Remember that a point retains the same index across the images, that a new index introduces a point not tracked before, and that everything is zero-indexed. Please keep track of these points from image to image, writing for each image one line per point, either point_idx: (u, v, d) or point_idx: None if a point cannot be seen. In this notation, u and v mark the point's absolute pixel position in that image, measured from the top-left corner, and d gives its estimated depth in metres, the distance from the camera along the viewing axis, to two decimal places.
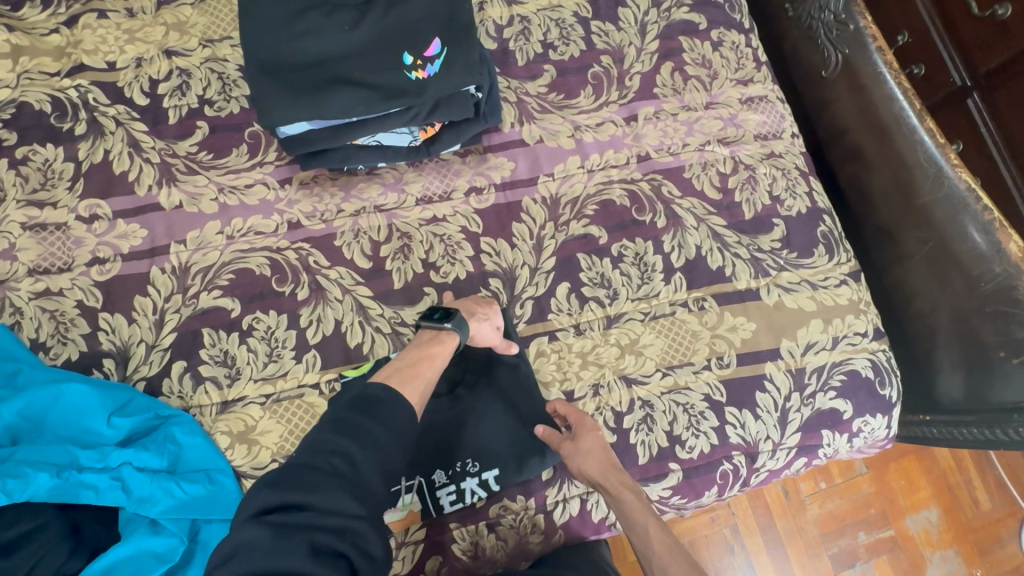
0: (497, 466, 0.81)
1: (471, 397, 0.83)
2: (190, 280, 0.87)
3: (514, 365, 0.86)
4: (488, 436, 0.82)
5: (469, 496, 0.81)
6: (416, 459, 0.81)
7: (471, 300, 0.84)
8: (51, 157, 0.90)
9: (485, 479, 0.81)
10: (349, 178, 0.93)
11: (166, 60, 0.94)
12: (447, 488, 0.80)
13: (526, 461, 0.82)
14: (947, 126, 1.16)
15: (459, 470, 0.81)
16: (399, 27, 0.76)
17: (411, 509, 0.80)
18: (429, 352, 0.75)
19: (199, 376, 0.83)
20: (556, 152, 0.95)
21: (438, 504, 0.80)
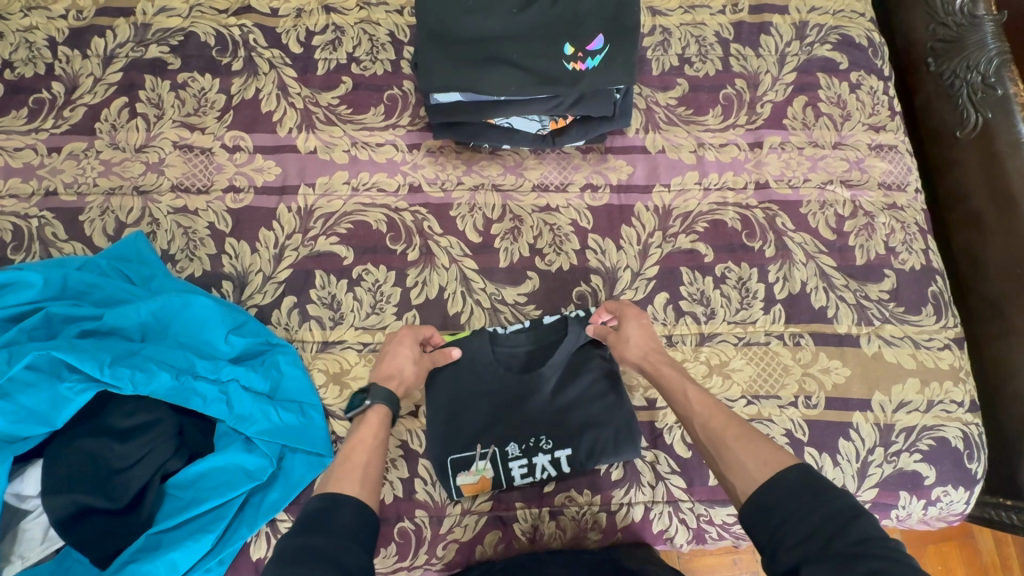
0: (571, 445, 0.82)
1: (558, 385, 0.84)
2: (312, 223, 0.91)
3: (605, 364, 0.86)
4: (569, 424, 0.82)
5: (541, 472, 0.81)
6: (494, 431, 0.82)
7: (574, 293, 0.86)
8: (207, 86, 0.96)
9: (557, 457, 0.81)
10: (474, 154, 0.96)
11: (324, 15, 1.00)
12: (519, 460, 0.81)
13: (604, 449, 0.81)
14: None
15: (533, 445, 0.81)
16: (565, 18, 0.78)
17: (484, 476, 0.80)
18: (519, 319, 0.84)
19: (306, 313, 0.87)
20: (676, 164, 0.96)
21: (509, 475, 0.81)
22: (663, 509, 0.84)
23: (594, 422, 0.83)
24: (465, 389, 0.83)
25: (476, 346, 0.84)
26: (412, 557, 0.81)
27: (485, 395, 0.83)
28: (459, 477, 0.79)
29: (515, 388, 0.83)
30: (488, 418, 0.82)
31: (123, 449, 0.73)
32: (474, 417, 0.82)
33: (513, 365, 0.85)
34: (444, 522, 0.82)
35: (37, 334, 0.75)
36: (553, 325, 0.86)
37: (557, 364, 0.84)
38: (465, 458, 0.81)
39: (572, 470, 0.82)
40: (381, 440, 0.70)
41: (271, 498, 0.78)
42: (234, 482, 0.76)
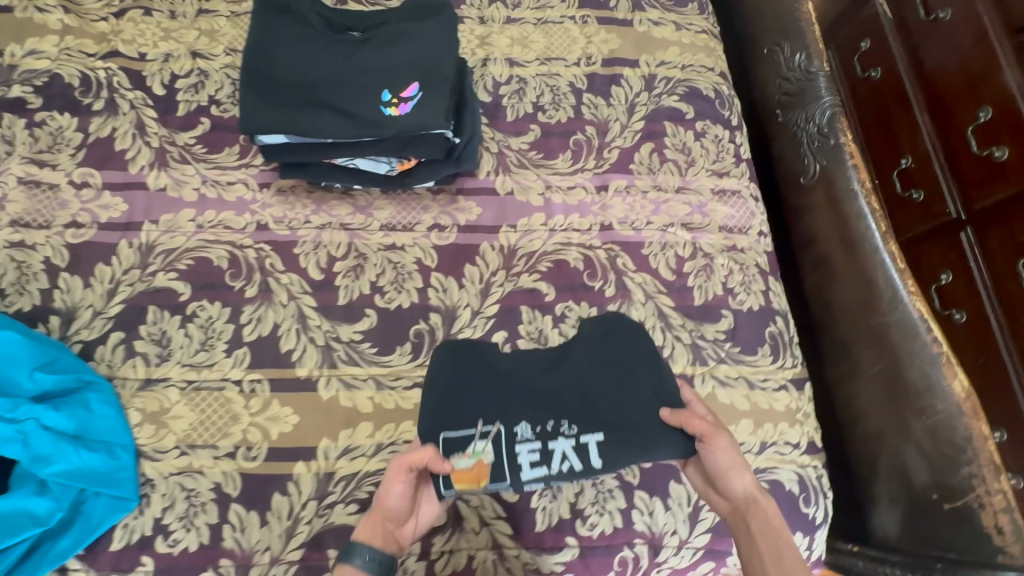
0: (602, 430, 0.71)
1: (587, 370, 0.76)
2: (151, 259, 0.91)
3: (638, 357, 0.78)
4: (600, 413, 0.73)
5: (558, 460, 0.70)
6: (502, 408, 0.72)
7: (606, 325, 0.81)
8: (64, 125, 0.97)
9: (583, 444, 0.71)
10: (324, 193, 0.97)
11: (189, 60, 1.03)
12: (530, 445, 0.71)
13: (639, 441, 0.71)
14: (940, 254, 1.30)
15: (552, 427, 0.71)
16: (384, 67, 0.81)
17: (482, 460, 0.70)
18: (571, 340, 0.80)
19: (132, 350, 0.86)
20: (524, 206, 0.98)
21: (516, 462, 0.70)
22: (488, 556, 0.81)
23: (629, 412, 0.73)
24: (483, 369, 0.76)
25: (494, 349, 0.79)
26: None
27: (505, 386, 0.74)
28: (451, 462, 0.69)
29: (543, 382, 0.75)
30: (497, 396, 0.73)
31: None
32: (488, 399, 0.73)
33: (536, 367, 0.78)
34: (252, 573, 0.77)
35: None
36: (581, 334, 0.81)
37: (582, 361, 0.77)
38: (462, 437, 0.71)
39: (601, 461, 0.71)
40: None
41: (62, 545, 0.74)
42: (15, 528, 0.72)
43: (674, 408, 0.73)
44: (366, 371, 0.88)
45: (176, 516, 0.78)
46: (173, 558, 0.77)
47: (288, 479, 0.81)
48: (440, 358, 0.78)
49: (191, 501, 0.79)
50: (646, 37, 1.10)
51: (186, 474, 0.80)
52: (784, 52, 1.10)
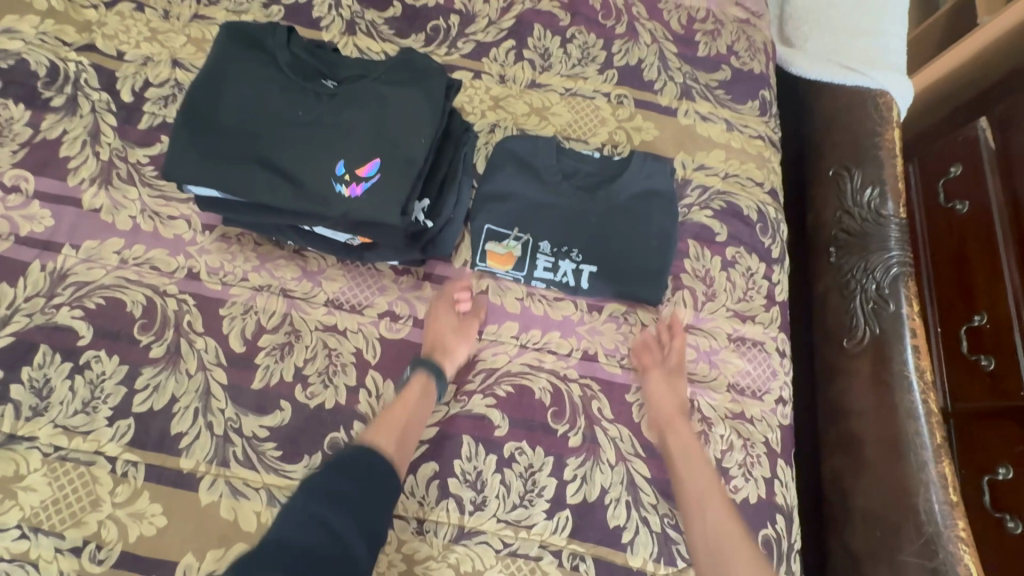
0: (599, 265, 0.82)
1: (599, 224, 0.84)
2: (60, 289, 0.79)
3: (659, 218, 0.85)
4: (604, 251, 0.83)
5: (562, 275, 0.82)
6: (526, 226, 0.83)
7: (638, 181, 0.86)
8: (15, 116, 0.88)
9: (581, 269, 0.82)
10: (273, 249, 0.84)
11: (169, 68, 0.92)
12: (546, 254, 0.82)
13: (628, 280, 0.82)
14: (999, 437, 0.96)
15: (564, 248, 0.83)
16: (346, 130, 0.67)
17: (511, 253, 0.83)
18: (609, 175, 0.87)
19: (5, 395, 0.74)
20: (496, 310, 0.83)
21: (533, 267, 0.82)
22: None
23: (634, 257, 0.83)
24: (519, 193, 0.85)
25: (541, 162, 0.87)
26: None
27: (534, 205, 0.84)
28: (488, 242, 0.82)
29: (570, 204, 0.85)
30: (527, 209, 0.84)
31: None
32: (518, 212, 0.84)
33: (574, 184, 0.86)
34: None
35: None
36: (626, 162, 0.88)
37: (612, 191, 0.86)
38: (500, 232, 0.83)
39: (589, 286, 0.82)
40: (426, 403, 0.75)
41: None
42: None
43: (676, 274, 0.85)
44: (260, 479, 0.72)
45: None
46: None
47: None
48: (500, 149, 0.88)
49: None
50: (689, 132, 0.93)
51: (16, 563, 0.67)
52: (852, 180, 0.91)
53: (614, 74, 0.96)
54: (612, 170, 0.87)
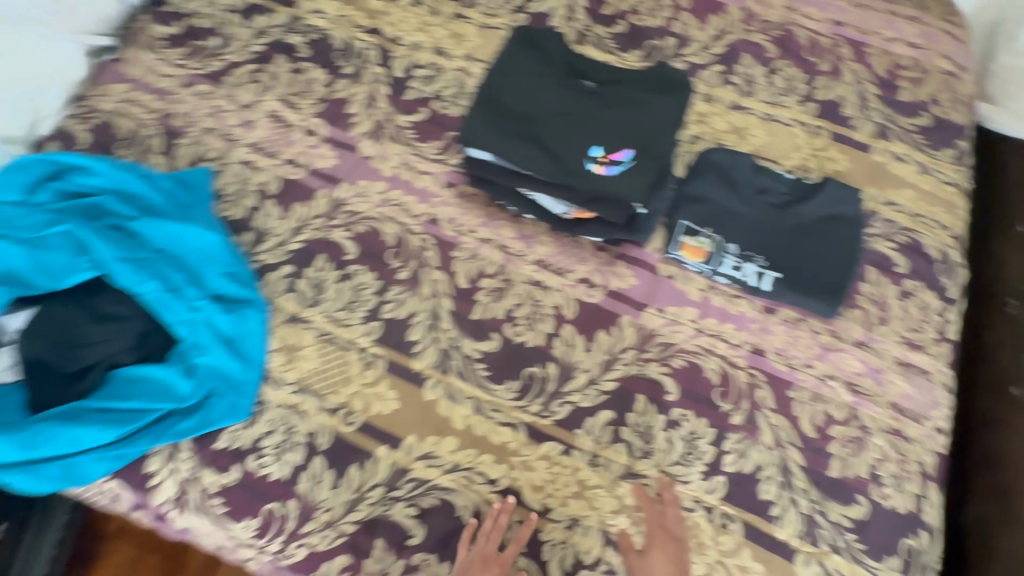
0: (782, 273, 0.92)
1: (787, 237, 0.94)
2: (337, 214, 1.01)
3: (844, 240, 0.93)
4: (788, 261, 0.92)
5: (746, 275, 0.92)
6: (718, 228, 0.95)
7: (828, 204, 0.95)
8: (317, 77, 1.12)
9: (764, 274, 0.92)
10: (497, 211, 1.01)
11: (433, 55, 1.13)
12: (734, 255, 0.93)
13: (809, 290, 0.90)
14: None
15: (751, 253, 0.93)
16: (604, 125, 0.82)
17: (702, 248, 0.94)
18: (802, 195, 0.96)
19: (293, 285, 0.96)
20: (679, 294, 0.94)
21: (721, 264, 0.93)
22: None
23: (816, 271, 0.91)
24: (716, 198, 0.96)
25: (739, 175, 0.98)
26: (266, 541, 0.83)
27: (728, 211, 0.96)
28: (683, 236, 0.94)
29: (762, 216, 0.95)
30: (721, 214, 0.96)
31: (94, 328, 0.83)
32: (713, 215, 0.96)
33: (768, 199, 0.96)
34: (308, 524, 0.83)
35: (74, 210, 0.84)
36: (819, 186, 0.96)
37: (803, 210, 0.95)
38: (694, 229, 0.95)
39: (771, 289, 0.91)
40: (645, 392, 0.88)
41: (183, 425, 0.85)
42: (159, 397, 0.84)
43: (853, 294, 0.92)
44: (471, 391, 0.89)
45: (273, 442, 0.87)
46: (257, 477, 0.85)
47: (368, 456, 0.86)
48: (703, 158, 0.99)
49: (287, 436, 0.87)
50: (881, 169, 0.99)
51: (292, 410, 0.89)
52: None
53: (814, 107, 1.05)
54: (805, 191, 0.97)
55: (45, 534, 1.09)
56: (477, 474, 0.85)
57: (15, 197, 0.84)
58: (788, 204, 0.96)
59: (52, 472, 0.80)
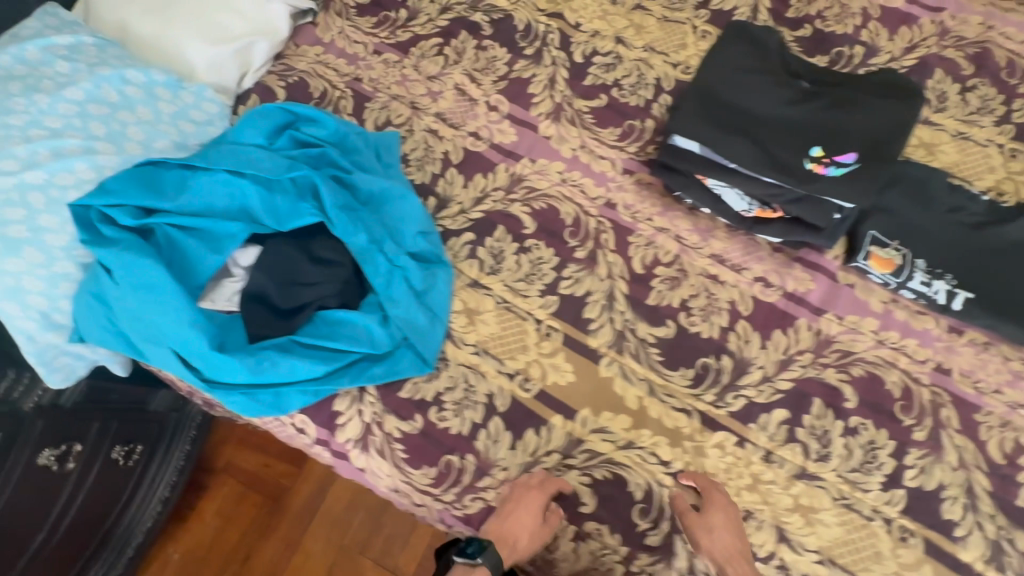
0: (974, 293, 0.90)
1: (982, 258, 0.91)
2: (516, 189, 1.05)
3: None
4: (981, 283, 0.90)
5: (934, 292, 0.91)
6: (907, 242, 0.93)
7: None
8: (499, 56, 1.16)
9: (955, 292, 0.90)
10: (673, 202, 1.03)
11: (613, 43, 1.15)
12: (922, 271, 0.92)
13: (1003, 314, 0.88)
14: None
15: (941, 270, 0.91)
16: (825, 127, 0.84)
17: (889, 260, 0.93)
18: (999, 218, 0.94)
19: (474, 253, 1.00)
20: (859, 304, 0.93)
21: (908, 278, 0.92)
22: None
23: (1012, 296, 0.89)
24: (907, 211, 0.95)
25: (932, 191, 0.96)
26: (442, 489, 0.88)
27: (919, 225, 0.94)
28: (872, 246, 0.93)
29: (954, 234, 0.93)
30: (910, 227, 0.94)
31: (309, 270, 0.89)
32: (902, 228, 0.94)
33: (961, 218, 0.94)
34: (484, 478, 0.88)
35: (306, 159, 0.92)
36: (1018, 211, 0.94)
37: (1001, 233, 0.92)
38: (882, 240, 0.93)
39: (961, 309, 0.89)
40: (823, 398, 0.88)
41: (376, 370, 0.91)
42: (358, 342, 0.89)
43: None
44: (644, 373, 0.92)
45: (453, 398, 0.91)
46: (437, 429, 0.90)
47: (543, 423, 0.89)
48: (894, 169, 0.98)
49: (467, 394, 0.91)
50: None
51: (472, 371, 0.93)
52: None
53: (1012, 130, 1.02)
54: (1002, 214, 0.94)
55: (164, 473, 1.44)
56: (649, 454, 0.87)
57: (259, 142, 0.92)
58: (984, 225, 0.93)
59: (265, 396, 0.87)
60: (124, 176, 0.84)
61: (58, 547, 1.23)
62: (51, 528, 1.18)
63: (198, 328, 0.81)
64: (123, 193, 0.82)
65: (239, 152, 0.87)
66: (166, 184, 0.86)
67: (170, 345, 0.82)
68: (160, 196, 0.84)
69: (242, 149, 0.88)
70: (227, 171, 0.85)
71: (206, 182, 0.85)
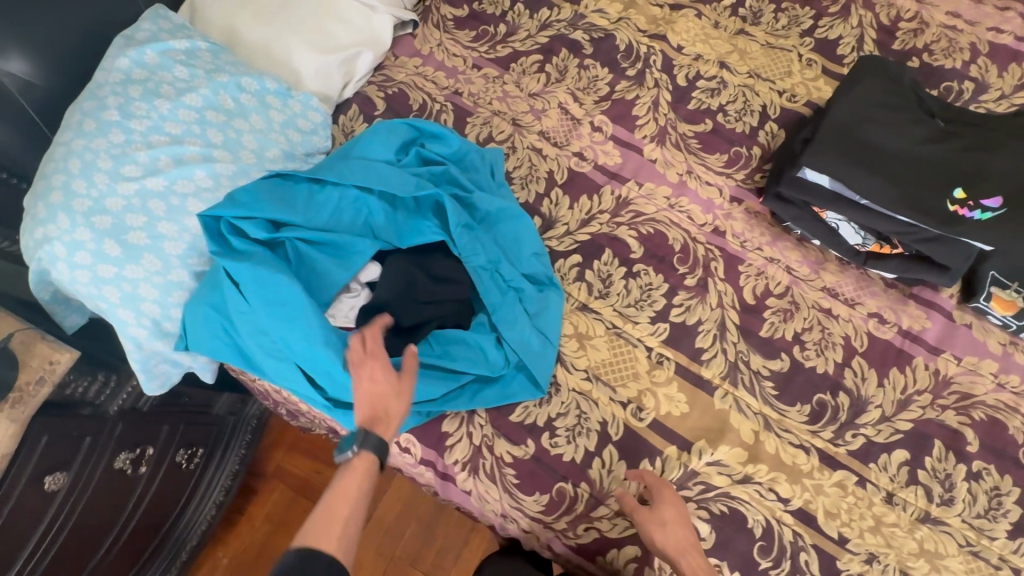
0: None
1: None
2: (622, 212, 1.04)
3: None
4: None
5: None
6: None
7: None
8: (601, 76, 1.15)
9: None
10: (782, 233, 1.02)
11: (716, 67, 1.14)
12: None
13: None
14: None
15: None
16: (964, 170, 0.89)
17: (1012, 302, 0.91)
18: None
19: (582, 275, 0.99)
20: (978, 345, 0.92)
21: None
22: None
23: None
24: None
25: None
26: (554, 517, 0.87)
27: None
28: (994, 287, 0.92)
29: None
30: None
31: (430, 288, 0.89)
32: None
33: None
34: (597, 508, 0.86)
35: (428, 176, 0.94)
36: None
37: None
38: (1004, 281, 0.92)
39: None
40: (943, 440, 0.87)
41: (489, 392, 0.90)
42: (472, 363, 0.88)
43: None
44: (759, 406, 0.90)
45: (565, 424, 0.90)
46: (548, 455, 0.89)
47: (657, 454, 0.88)
48: None
49: (580, 420, 0.90)
50: None
51: (584, 396, 0.92)
52: None
53: None
54: None
55: (220, 479, 1.41)
56: (768, 490, 0.85)
57: (388, 159, 0.94)
58: None
59: None
60: (254, 189, 0.85)
61: (116, 556, 1.19)
62: (113, 536, 1.14)
63: (329, 344, 0.80)
64: (255, 206, 0.83)
65: (368, 169, 0.90)
66: (294, 198, 0.88)
67: (295, 361, 0.83)
68: (291, 210, 0.86)
69: (371, 166, 0.90)
70: (357, 188, 0.89)
71: (338, 199, 0.89)
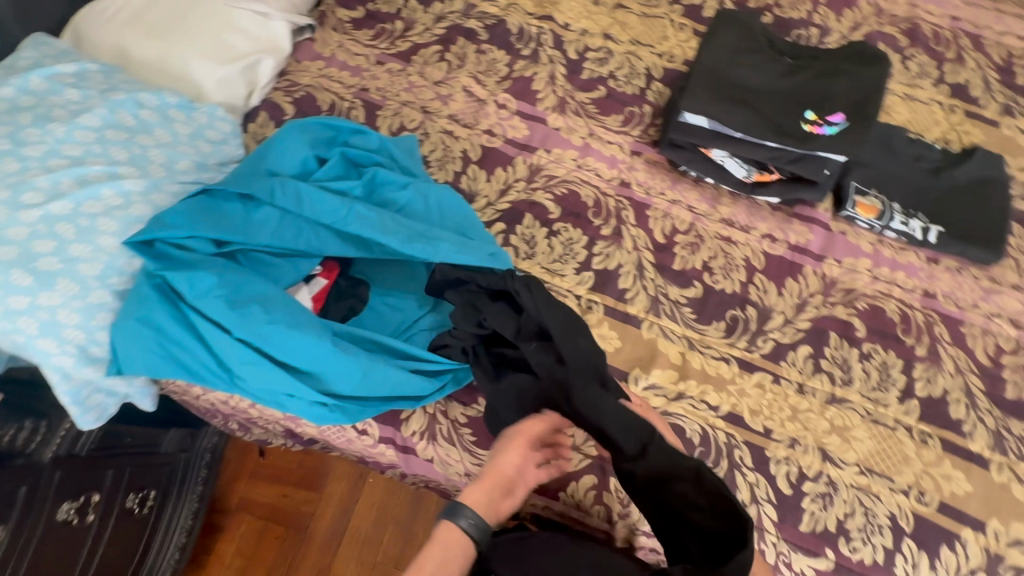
0: (943, 227, 1.05)
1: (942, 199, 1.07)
2: (536, 178, 1.11)
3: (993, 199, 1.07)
4: (947, 218, 1.06)
5: (911, 230, 1.05)
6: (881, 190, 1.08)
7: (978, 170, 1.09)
8: (498, 58, 1.22)
9: (928, 228, 1.05)
10: (680, 176, 1.12)
11: (602, 39, 1.24)
12: (900, 213, 1.06)
13: (971, 240, 1.04)
14: None
15: (912, 212, 1.06)
16: (812, 96, 1.05)
17: (870, 206, 1.07)
18: (954, 163, 1.10)
19: (508, 240, 1.05)
20: (853, 248, 1.06)
21: (889, 220, 1.06)
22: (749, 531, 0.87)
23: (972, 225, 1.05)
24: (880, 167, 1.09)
25: (896, 146, 1.11)
26: None
27: (889, 176, 1.09)
28: (857, 196, 1.07)
29: (920, 181, 1.09)
30: (881, 179, 1.09)
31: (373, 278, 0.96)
32: (876, 180, 1.09)
33: (924, 166, 1.10)
34: None
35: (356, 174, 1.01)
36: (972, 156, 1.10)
37: (956, 176, 1.09)
38: (863, 190, 1.08)
39: (936, 240, 1.04)
40: (837, 331, 1.00)
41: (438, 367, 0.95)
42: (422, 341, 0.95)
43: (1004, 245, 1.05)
44: (682, 330, 1.00)
45: None
46: None
47: None
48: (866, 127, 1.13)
49: None
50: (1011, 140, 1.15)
51: None
52: None
53: (947, 89, 1.20)
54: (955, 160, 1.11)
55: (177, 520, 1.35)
56: (700, 402, 0.94)
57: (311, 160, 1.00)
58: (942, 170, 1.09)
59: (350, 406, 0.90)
60: (182, 211, 0.90)
61: None
62: None
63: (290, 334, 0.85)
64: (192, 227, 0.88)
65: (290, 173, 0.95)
66: (221, 212, 0.93)
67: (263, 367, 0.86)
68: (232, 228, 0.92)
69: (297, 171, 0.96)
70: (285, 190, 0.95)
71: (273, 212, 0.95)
